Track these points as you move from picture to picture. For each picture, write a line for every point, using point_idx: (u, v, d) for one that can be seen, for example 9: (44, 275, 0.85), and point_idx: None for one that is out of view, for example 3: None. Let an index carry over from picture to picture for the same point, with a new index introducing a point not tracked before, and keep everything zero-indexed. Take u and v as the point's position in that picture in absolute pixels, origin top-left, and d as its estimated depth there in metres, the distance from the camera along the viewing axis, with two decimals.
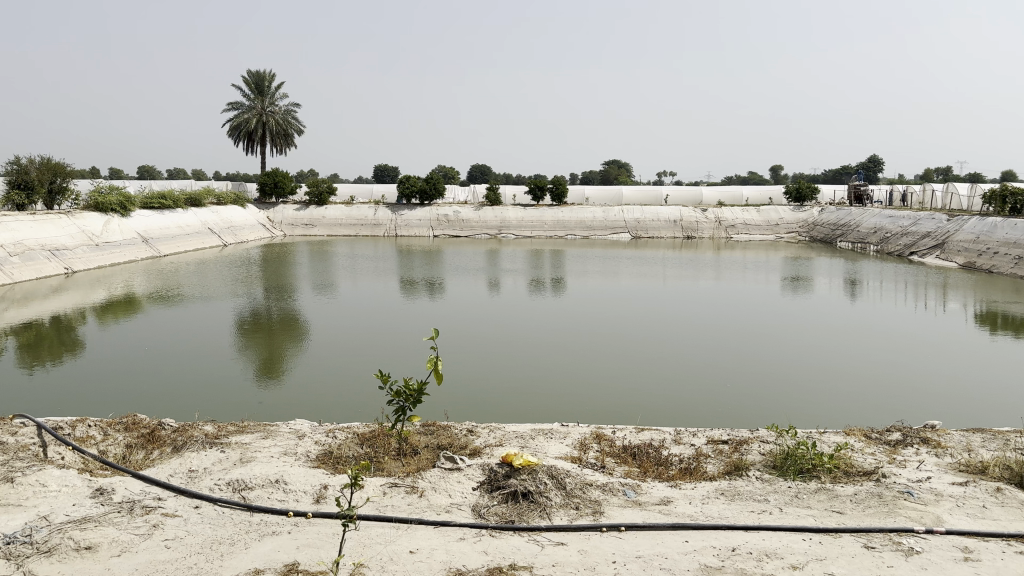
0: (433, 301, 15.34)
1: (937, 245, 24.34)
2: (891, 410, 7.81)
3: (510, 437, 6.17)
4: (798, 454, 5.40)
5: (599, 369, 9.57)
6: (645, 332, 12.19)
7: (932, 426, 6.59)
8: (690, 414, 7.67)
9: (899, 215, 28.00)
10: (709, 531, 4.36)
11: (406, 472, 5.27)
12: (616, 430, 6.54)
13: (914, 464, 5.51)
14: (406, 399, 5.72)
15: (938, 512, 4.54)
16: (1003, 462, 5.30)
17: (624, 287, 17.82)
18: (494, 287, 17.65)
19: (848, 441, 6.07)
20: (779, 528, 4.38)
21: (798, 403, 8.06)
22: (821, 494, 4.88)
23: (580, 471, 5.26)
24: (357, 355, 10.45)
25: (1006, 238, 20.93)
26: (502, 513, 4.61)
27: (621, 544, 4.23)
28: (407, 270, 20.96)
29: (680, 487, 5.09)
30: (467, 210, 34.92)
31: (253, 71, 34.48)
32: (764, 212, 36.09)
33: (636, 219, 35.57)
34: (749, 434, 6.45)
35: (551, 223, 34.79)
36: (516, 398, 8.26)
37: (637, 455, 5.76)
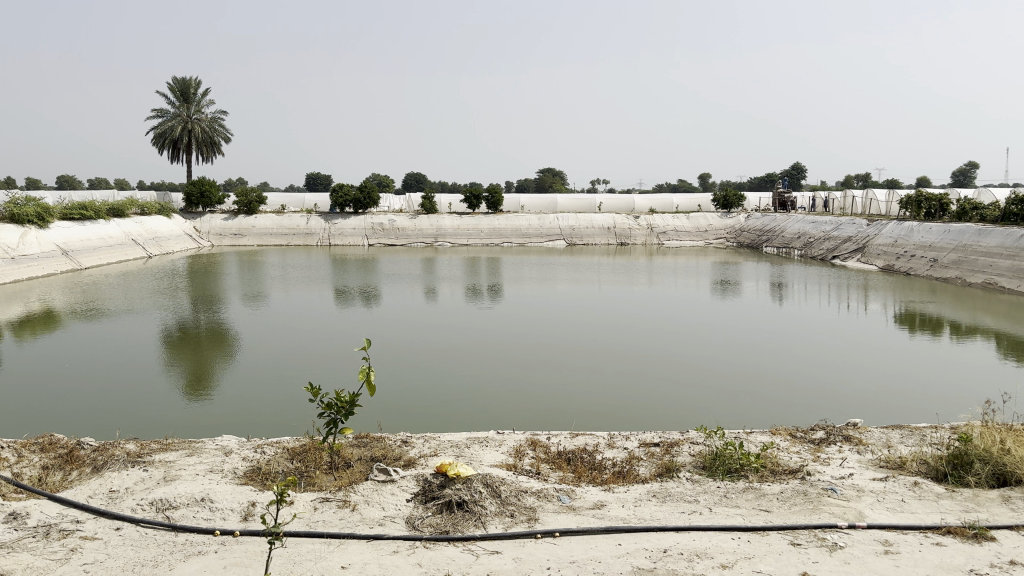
0: (367, 310, 15.14)
1: (858, 249, 25.23)
2: (816, 410, 8.02)
3: (444, 446, 6.11)
4: (726, 454, 5.52)
5: (534, 376, 9.57)
6: (580, 338, 12.27)
7: (854, 424, 6.78)
8: (623, 418, 7.73)
9: (822, 221, 28.97)
10: (642, 533, 4.40)
11: (338, 485, 5.16)
12: (551, 436, 6.56)
13: (837, 461, 5.67)
14: (337, 411, 5.58)
15: (860, 508, 4.67)
16: (920, 458, 5.51)
17: (561, 294, 17.95)
18: (431, 294, 17.55)
19: (775, 441, 6.21)
20: (709, 528, 4.44)
21: (728, 404, 8.24)
22: (750, 493, 4.98)
23: (514, 478, 5.24)
24: (288, 367, 10.23)
25: (922, 242, 21.88)
26: (436, 524, 4.56)
27: (555, 549, 4.22)
28: (341, 279, 20.69)
29: (614, 490, 5.13)
30: (401, 218, 34.65)
31: (178, 77, 33.51)
32: (694, 219, 36.88)
33: (571, 226, 35.87)
34: (680, 436, 6.54)
35: (487, 231, 34.79)
36: (450, 407, 8.17)
37: (572, 460, 5.77)
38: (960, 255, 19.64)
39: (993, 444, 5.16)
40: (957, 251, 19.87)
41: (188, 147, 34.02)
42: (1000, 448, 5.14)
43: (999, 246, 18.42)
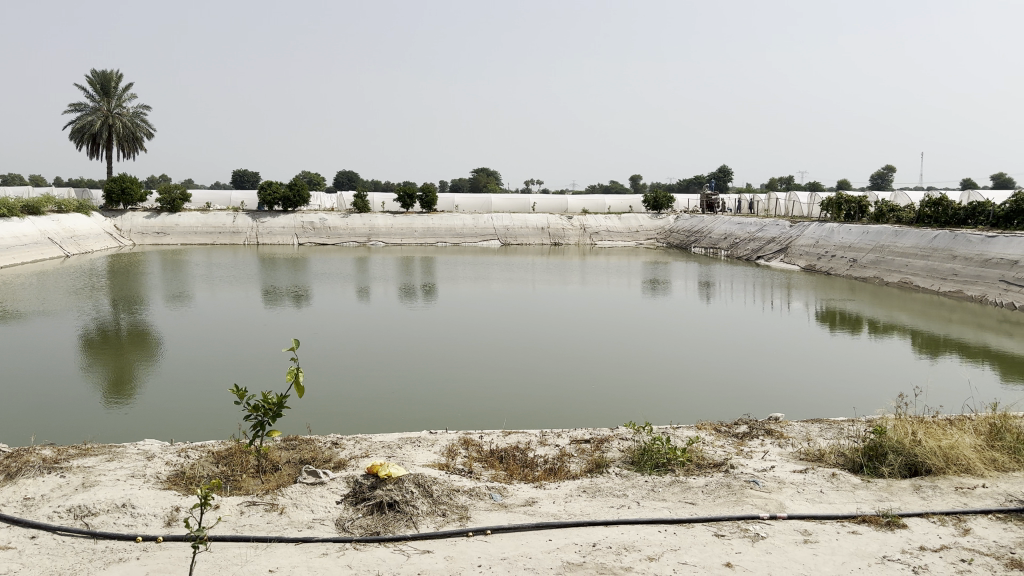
0: (297, 311, 14.85)
1: (781, 250, 26.01)
2: (741, 404, 8.26)
3: (376, 447, 6.06)
4: (654, 449, 5.63)
5: (467, 375, 9.58)
6: (513, 337, 12.33)
7: (775, 418, 7.00)
8: (555, 415, 7.82)
9: (747, 223, 29.79)
10: (572, 528, 4.45)
11: (265, 489, 5.07)
12: (483, 434, 6.58)
13: (760, 454, 5.86)
14: (264, 413, 5.46)
15: (781, 499, 4.84)
16: (838, 450, 5.73)
17: (495, 293, 18.01)
18: (363, 294, 17.35)
19: (700, 435, 6.38)
20: (638, 521, 4.52)
21: (652, 401, 8.41)
22: (676, 486, 5.10)
23: (446, 477, 5.23)
24: (212, 369, 9.99)
25: (842, 243, 22.72)
26: (367, 525, 4.52)
27: (486, 547, 4.24)
28: (269, 278, 20.27)
29: (545, 487, 5.17)
30: (333, 217, 34.15)
31: (98, 71, 32.35)
32: (625, 220, 37.44)
33: (505, 226, 35.95)
34: (610, 432, 6.63)
35: (421, 231, 34.58)
36: (381, 407, 8.14)
37: (504, 458, 5.80)
38: (878, 255, 20.48)
39: (905, 436, 5.41)
40: (875, 252, 20.72)
41: (108, 143, 32.82)
42: (911, 439, 5.39)
43: (913, 247, 19.28)
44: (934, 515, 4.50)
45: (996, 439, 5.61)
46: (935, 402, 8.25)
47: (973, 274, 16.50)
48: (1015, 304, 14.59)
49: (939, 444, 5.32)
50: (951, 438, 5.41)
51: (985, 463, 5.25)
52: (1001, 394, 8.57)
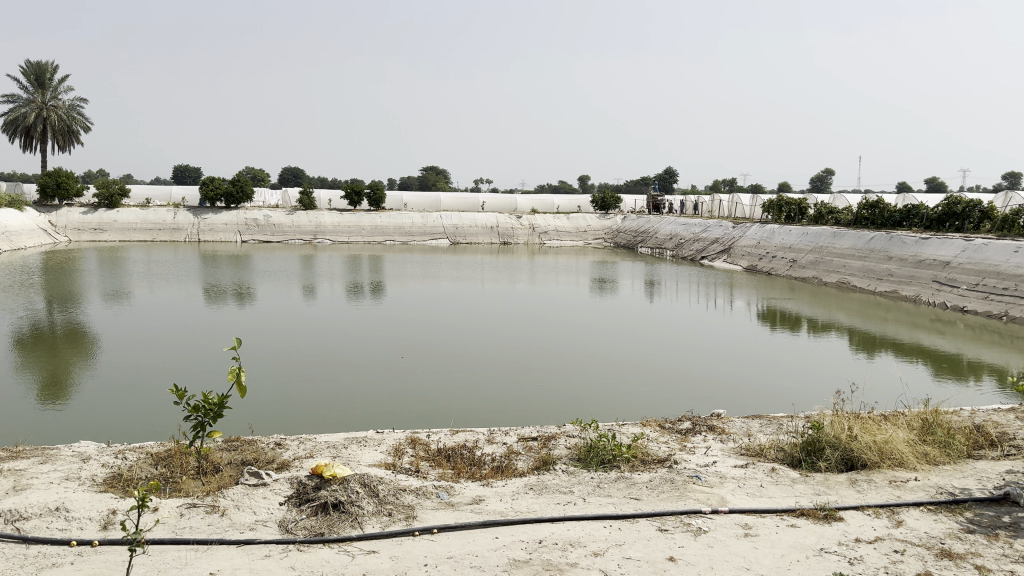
0: (240, 309, 14.57)
1: (724, 250, 26.50)
2: (684, 401, 8.41)
3: (320, 447, 5.99)
4: (600, 446, 5.69)
5: (413, 374, 9.52)
6: (461, 335, 12.31)
7: (717, 415, 7.14)
8: (501, 414, 7.83)
9: (692, 224, 30.29)
10: (518, 526, 4.47)
11: (206, 491, 4.96)
12: (430, 433, 6.56)
13: (703, 450, 5.96)
14: (205, 414, 5.33)
15: (723, 494, 4.93)
16: (777, 445, 5.87)
17: (444, 291, 17.96)
18: (310, 292, 17.11)
19: (645, 432, 6.47)
20: (583, 517, 4.57)
21: (597, 398, 8.49)
22: (621, 482, 5.17)
23: (393, 477, 5.20)
24: (152, 369, 9.74)
25: (783, 243, 23.26)
26: (310, 526, 4.46)
27: (432, 546, 4.23)
28: (212, 276, 19.84)
29: (492, 485, 5.18)
30: (278, 215, 33.59)
31: (32, 61, 31.28)
32: (574, 220, 37.70)
33: (453, 225, 35.84)
34: (556, 430, 6.67)
35: (369, 229, 34.24)
36: (327, 407, 8.03)
37: (451, 457, 5.79)
38: (817, 255, 21.02)
39: (842, 431, 5.58)
40: (814, 252, 21.26)
41: (42, 136, 31.73)
42: (847, 434, 5.56)
43: (851, 248, 19.85)
44: (869, 508, 4.64)
45: (928, 433, 5.82)
46: (870, 398, 8.52)
47: (908, 274, 17.05)
48: (947, 303, 15.13)
49: (874, 438, 5.50)
50: (885, 433, 5.58)
51: (918, 457, 5.43)
52: (932, 390, 8.90)
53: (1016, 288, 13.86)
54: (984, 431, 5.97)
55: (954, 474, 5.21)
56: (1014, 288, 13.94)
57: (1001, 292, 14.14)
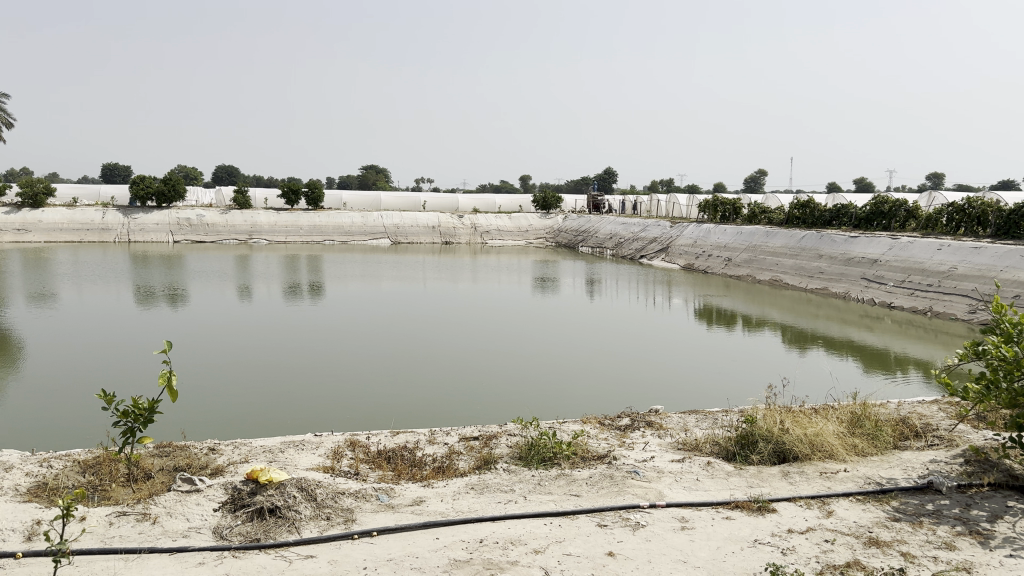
0: (173, 311, 14.19)
1: (662, 249, 26.91)
2: (624, 398, 8.51)
3: (256, 452, 5.86)
4: (540, 444, 5.73)
5: (356, 375, 9.41)
6: (402, 336, 12.22)
7: (656, 411, 7.24)
8: (441, 415, 7.78)
9: (631, 223, 30.70)
10: (459, 526, 4.45)
11: (136, 499, 4.80)
12: (371, 435, 6.49)
13: (641, 446, 6.04)
14: (134, 419, 5.15)
15: (660, 488, 5.01)
16: (713, 440, 5.99)
17: (385, 291, 17.81)
18: (245, 293, 16.77)
19: (585, 429, 6.53)
20: (524, 515, 4.57)
21: (539, 397, 8.51)
22: (561, 479, 5.20)
23: (331, 480, 5.12)
24: (79, 373, 9.40)
25: (718, 242, 23.74)
26: (246, 532, 4.36)
27: (372, 549, 4.18)
28: (142, 277, 19.27)
29: (432, 485, 5.15)
30: (212, 214, 32.80)
31: None
32: (515, 220, 37.80)
33: (395, 225, 35.55)
34: (497, 429, 6.68)
35: (307, 228, 33.72)
36: (266, 411, 7.86)
37: (391, 459, 5.73)
38: (751, 254, 21.52)
39: (774, 425, 5.73)
40: (748, 251, 21.77)
41: None
42: (779, 428, 5.71)
43: (784, 247, 20.40)
44: (801, 500, 4.77)
45: (856, 426, 6.02)
46: (801, 392, 8.78)
47: (837, 272, 17.58)
48: (874, 300, 15.65)
49: (805, 432, 5.66)
50: (816, 426, 5.75)
51: (846, 448, 5.61)
52: (860, 383, 9.21)
53: (939, 285, 14.42)
54: (909, 422, 6.19)
55: (881, 464, 5.38)
56: (937, 285, 14.50)
57: (925, 288, 14.70)
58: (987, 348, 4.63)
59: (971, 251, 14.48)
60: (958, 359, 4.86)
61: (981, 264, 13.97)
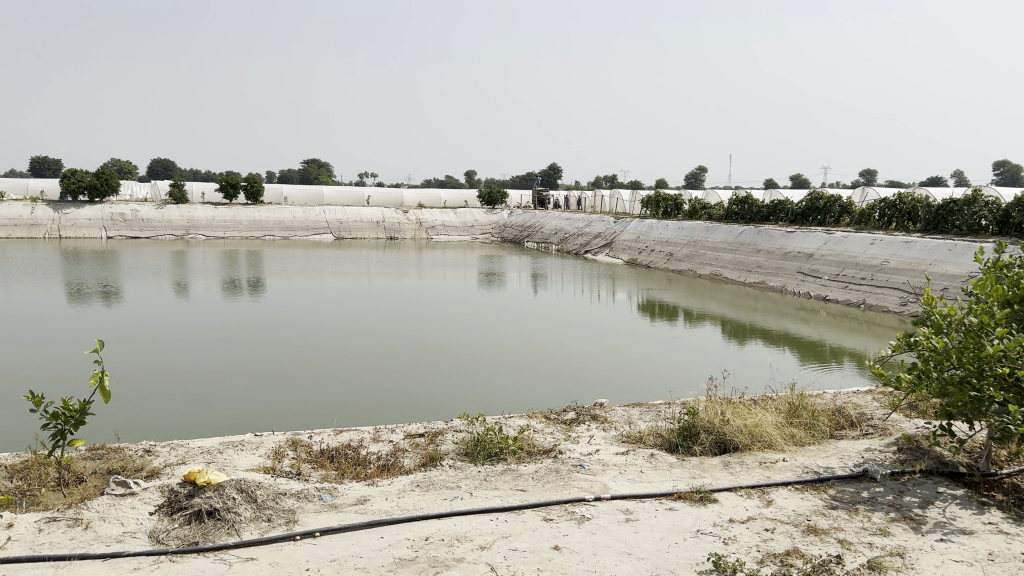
0: (107, 308, 13.72)
1: (606, 244, 27.14)
2: (568, 392, 8.55)
3: (194, 453, 5.69)
4: (487, 439, 5.71)
5: (299, 373, 9.26)
6: (346, 333, 12.08)
7: (601, 404, 7.29)
8: (385, 412, 7.69)
9: (576, 218, 30.92)
10: (404, 524, 4.40)
11: (67, 504, 4.60)
12: (313, 434, 6.37)
13: (586, 439, 6.07)
14: (65, 421, 4.94)
15: (605, 481, 5.04)
16: (656, 432, 6.05)
17: (327, 287, 17.56)
18: (182, 290, 16.32)
19: (531, 423, 6.52)
20: (469, 511, 4.54)
21: (485, 392, 8.49)
22: (507, 475, 5.19)
23: (272, 481, 5.00)
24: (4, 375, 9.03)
25: (661, 238, 24.05)
26: (183, 535, 4.24)
27: (314, 549, 4.10)
28: (73, 274, 18.61)
29: (376, 484, 5.08)
30: (147, 208, 31.87)
31: None
32: (461, 215, 37.72)
33: (338, 220, 35.10)
34: (443, 425, 6.63)
35: (247, 224, 33.08)
36: (206, 410, 7.68)
37: (335, 457, 5.64)
38: (693, 249, 21.87)
39: (715, 417, 5.82)
40: (689, 246, 22.12)
41: None
42: (720, 419, 5.81)
43: (723, 242, 20.79)
44: (742, 490, 4.85)
45: (794, 416, 6.17)
46: (741, 383, 8.95)
47: (774, 266, 17.98)
48: (810, 293, 16.03)
49: (744, 422, 5.77)
50: (755, 417, 5.87)
51: (785, 439, 5.73)
52: (797, 374, 9.46)
53: (872, 278, 14.85)
54: (844, 412, 6.35)
55: (818, 453, 5.51)
56: (870, 278, 14.93)
57: (859, 282, 15.12)
58: (918, 339, 4.78)
59: (901, 245, 14.98)
60: (891, 350, 5.00)
61: (911, 258, 14.45)
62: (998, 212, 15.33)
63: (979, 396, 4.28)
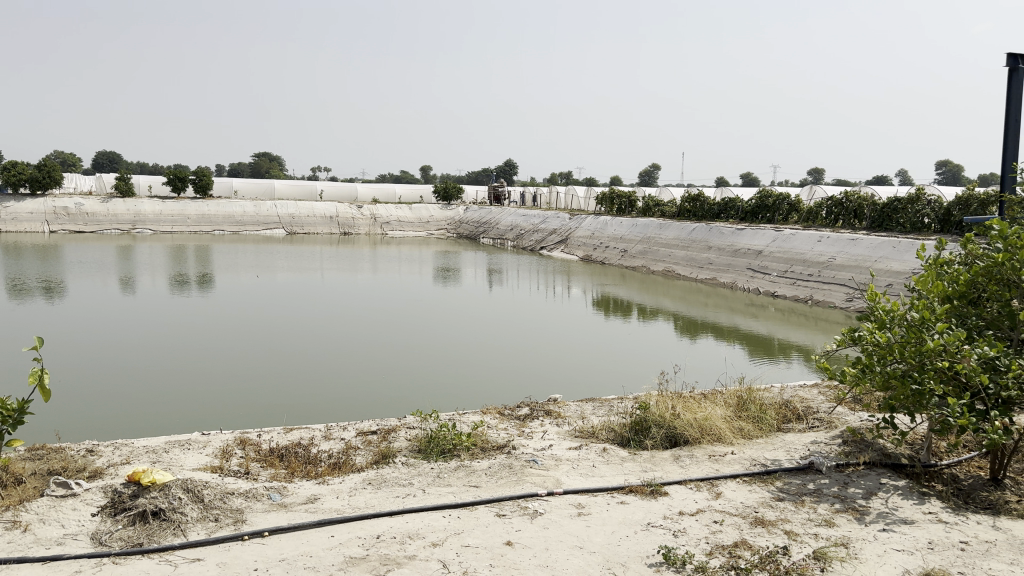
0: (48, 305, 13.30)
1: (561, 240, 27.24)
2: (522, 388, 8.58)
3: (139, 452, 5.56)
4: (440, 436, 5.67)
5: (250, 371, 9.13)
6: (298, 329, 11.92)
7: (554, 400, 7.32)
8: (337, 409, 7.62)
9: (532, 215, 31.00)
10: (354, 523, 4.35)
11: (5, 506, 4.44)
12: (262, 432, 6.26)
13: (540, 434, 6.08)
14: (3, 421, 4.76)
15: (558, 476, 5.05)
16: (609, 427, 6.09)
17: (278, 283, 17.29)
18: (128, 285, 15.90)
19: (485, 419, 6.51)
20: (422, 508, 4.51)
21: (437, 389, 8.44)
22: (461, 471, 5.17)
23: (219, 480, 4.90)
24: None
25: (615, 234, 24.23)
26: (127, 537, 4.13)
27: (263, 549, 4.03)
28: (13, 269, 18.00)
29: (327, 482, 5.01)
30: (92, 202, 31.00)
31: None
32: (416, 211, 37.53)
33: (290, 215, 34.64)
34: (397, 422, 6.57)
35: (196, 218, 32.46)
36: (152, 408, 7.54)
37: (284, 456, 5.56)
38: (646, 246, 22.09)
39: (666, 410, 5.87)
40: (643, 243, 22.35)
41: None
42: (671, 413, 5.87)
43: (676, 239, 21.04)
44: (691, 482, 4.91)
45: (742, 409, 6.26)
46: (691, 377, 9.09)
47: (725, 263, 18.24)
48: (759, 289, 16.30)
49: (694, 416, 5.84)
50: (705, 411, 5.96)
51: (733, 432, 5.82)
52: (746, 368, 9.62)
53: (820, 274, 15.17)
54: (791, 405, 6.47)
55: (765, 446, 5.60)
56: (817, 274, 15.25)
57: (806, 278, 15.43)
58: (862, 334, 4.89)
59: (848, 243, 15.33)
60: (836, 345, 5.10)
61: (857, 255, 14.80)
62: (940, 211, 15.82)
63: (920, 389, 4.40)
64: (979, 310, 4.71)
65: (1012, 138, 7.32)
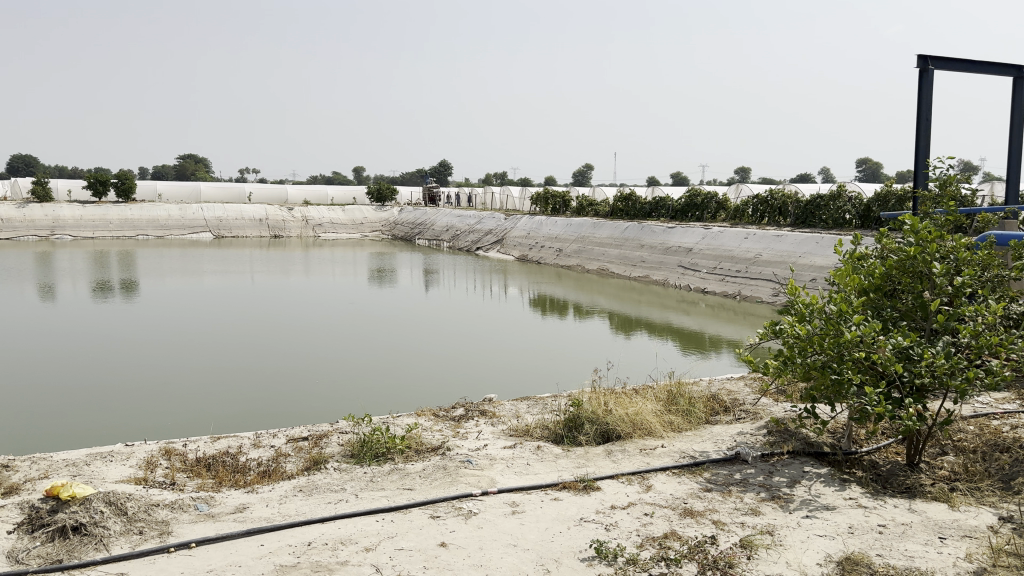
0: None
1: (497, 241, 27.27)
2: (457, 389, 8.60)
3: (58, 466, 5.36)
4: (373, 439, 5.62)
5: (181, 379, 8.92)
6: (230, 335, 11.63)
7: (489, 398, 7.33)
8: (270, 416, 7.51)
9: (467, 215, 31.00)
10: (285, 531, 4.27)
11: None
12: (189, 441, 6.11)
13: (474, 434, 6.09)
14: None
15: (492, 475, 5.06)
16: (543, 425, 6.13)
17: (209, 287, 16.88)
18: (49, 293, 15.32)
19: (419, 421, 6.49)
20: (355, 514, 4.47)
21: (375, 392, 8.42)
22: (394, 474, 5.13)
23: (144, 492, 4.75)
24: None
25: (550, 234, 24.39)
26: (46, 553, 3.98)
27: (190, 561, 3.94)
28: None
29: (257, 491, 4.92)
30: (7, 208, 29.64)
31: None
32: (350, 212, 37.07)
33: (217, 218, 33.84)
34: (329, 427, 6.48)
35: (118, 223, 31.41)
36: (67, 424, 7.16)
37: (212, 465, 5.43)
38: (580, 245, 22.32)
39: (598, 407, 5.96)
40: (577, 243, 22.55)
41: None
42: (603, 409, 5.95)
43: (609, 238, 21.31)
44: (623, 476, 4.99)
45: (672, 404, 6.39)
46: (623, 373, 9.25)
47: (657, 260, 18.57)
48: (690, 285, 16.61)
49: (626, 412, 5.93)
50: (636, 406, 6.06)
51: (663, 425, 5.93)
52: (677, 363, 9.83)
53: (747, 270, 15.58)
54: (719, 398, 6.64)
55: (694, 439, 5.73)
56: (745, 271, 15.66)
57: (734, 274, 15.81)
58: (783, 327, 5.04)
59: (773, 239, 15.79)
60: (758, 339, 5.24)
61: (782, 251, 15.24)
62: (861, 207, 16.43)
63: (839, 379, 4.54)
64: (893, 302, 4.90)
65: (924, 136, 7.65)
